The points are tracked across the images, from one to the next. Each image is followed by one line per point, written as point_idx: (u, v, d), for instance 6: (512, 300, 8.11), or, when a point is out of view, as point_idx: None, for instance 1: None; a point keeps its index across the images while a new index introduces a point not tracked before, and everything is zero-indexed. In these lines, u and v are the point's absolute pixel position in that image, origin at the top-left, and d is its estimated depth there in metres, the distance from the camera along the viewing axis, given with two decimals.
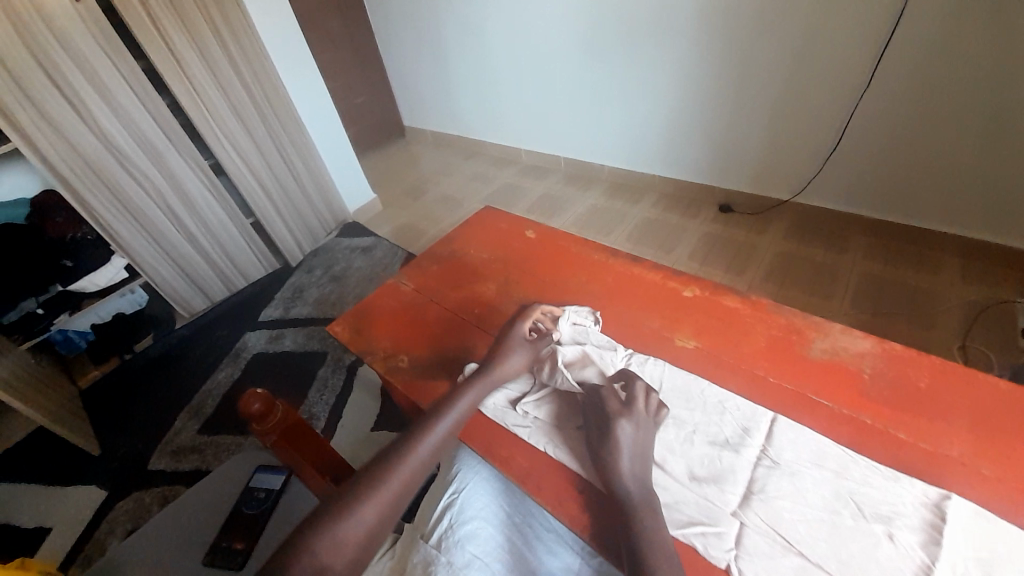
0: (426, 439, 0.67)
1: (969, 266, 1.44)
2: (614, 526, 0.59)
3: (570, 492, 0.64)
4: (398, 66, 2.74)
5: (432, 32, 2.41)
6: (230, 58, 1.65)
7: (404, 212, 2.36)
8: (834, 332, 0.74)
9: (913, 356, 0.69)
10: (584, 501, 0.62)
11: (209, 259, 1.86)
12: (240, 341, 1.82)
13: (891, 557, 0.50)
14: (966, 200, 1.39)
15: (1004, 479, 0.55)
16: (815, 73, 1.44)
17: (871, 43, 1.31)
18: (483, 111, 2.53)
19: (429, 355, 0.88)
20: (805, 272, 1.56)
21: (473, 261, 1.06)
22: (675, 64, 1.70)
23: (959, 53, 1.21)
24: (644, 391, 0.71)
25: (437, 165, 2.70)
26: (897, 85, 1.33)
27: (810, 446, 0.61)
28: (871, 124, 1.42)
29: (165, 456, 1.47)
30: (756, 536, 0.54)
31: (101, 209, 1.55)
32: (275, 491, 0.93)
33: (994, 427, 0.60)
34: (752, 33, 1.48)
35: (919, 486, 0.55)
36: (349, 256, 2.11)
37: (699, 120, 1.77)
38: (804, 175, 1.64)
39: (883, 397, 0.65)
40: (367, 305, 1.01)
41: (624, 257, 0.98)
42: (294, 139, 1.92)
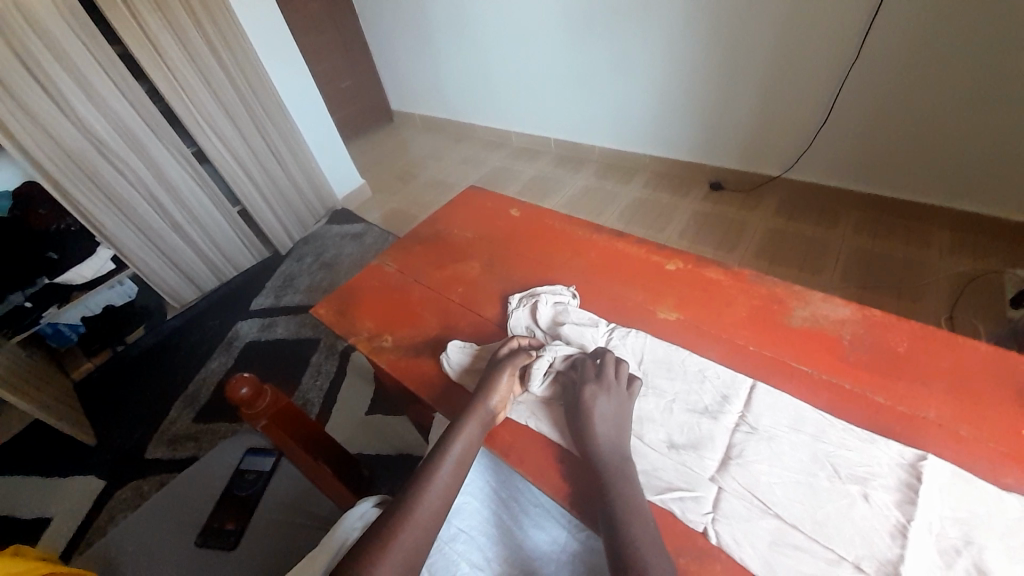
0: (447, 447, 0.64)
1: (958, 236, 1.44)
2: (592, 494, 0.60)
3: (553, 464, 0.65)
4: (383, 48, 2.68)
5: (417, 12, 2.35)
6: (209, 43, 1.60)
7: (394, 197, 2.34)
8: (814, 300, 0.74)
9: (893, 322, 0.69)
10: (565, 472, 0.64)
11: (197, 249, 1.84)
12: (232, 329, 1.82)
13: (866, 516, 0.51)
14: (956, 172, 1.38)
15: (980, 438, 0.56)
16: (804, 45, 1.41)
17: (860, 13, 1.28)
18: (472, 93, 2.49)
19: (413, 335, 0.87)
20: (796, 247, 1.56)
21: (457, 242, 1.05)
22: (665, 40, 1.66)
23: (948, 20, 1.18)
24: (617, 360, 0.69)
25: (427, 149, 2.67)
26: (886, 55, 1.30)
27: (789, 412, 0.61)
28: (860, 97, 1.40)
29: (161, 445, 1.47)
30: (733, 499, 0.54)
31: (84, 200, 1.52)
32: (265, 472, 0.94)
33: (971, 389, 0.60)
34: (742, 5, 1.45)
35: (895, 447, 0.56)
36: (339, 242, 2.09)
37: (689, 97, 1.74)
38: (795, 151, 1.63)
39: (862, 362, 0.65)
40: (351, 287, 1.01)
41: (609, 233, 0.97)
42: (279, 125, 1.88)
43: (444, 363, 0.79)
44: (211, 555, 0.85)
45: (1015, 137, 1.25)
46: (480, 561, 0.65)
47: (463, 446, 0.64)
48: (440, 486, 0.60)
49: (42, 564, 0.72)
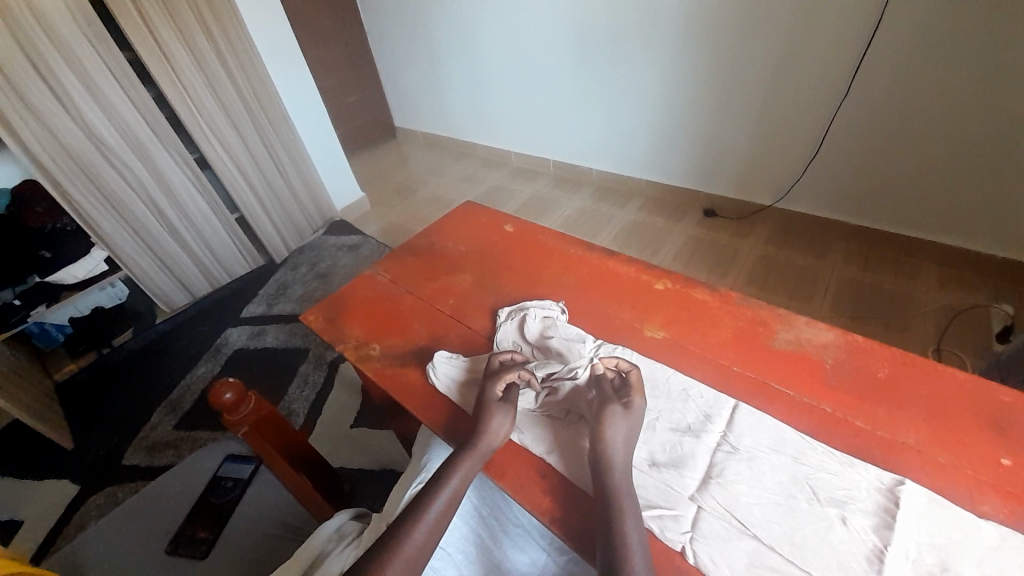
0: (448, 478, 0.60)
1: (944, 270, 1.47)
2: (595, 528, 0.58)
3: (555, 493, 0.63)
4: (389, 67, 2.75)
5: (424, 34, 2.42)
6: (219, 54, 1.65)
7: (392, 211, 2.36)
8: (798, 324, 0.75)
9: (874, 347, 0.70)
10: (567, 502, 0.61)
11: (193, 254, 1.84)
12: (222, 336, 1.80)
13: (844, 540, 0.50)
14: (942, 208, 1.42)
15: (958, 464, 0.56)
16: (796, 79, 1.46)
17: (849, 52, 1.34)
18: (474, 113, 2.55)
19: (401, 344, 0.87)
20: (787, 275, 1.58)
21: (450, 254, 1.06)
22: (662, 70, 1.72)
23: (933, 61, 1.24)
24: (628, 378, 0.67)
25: (427, 165, 2.71)
26: (875, 92, 1.35)
27: (770, 433, 0.61)
28: (850, 131, 1.45)
29: (140, 451, 1.44)
30: (712, 519, 0.54)
31: (83, 200, 1.53)
32: (243, 480, 0.92)
33: (950, 416, 0.61)
34: (736, 40, 1.50)
35: (874, 471, 0.56)
36: (335, 253, 2.10)
37: (685, 125, 1.79)
38: (786, 181, 1.67)
39: (844, 387, 0.66)
40: (342, 295, 1.01)
41: (600, 251, 0.99)
42: (283, 136, 1.91)
43: (430, 374, 0.79)
44: (181, 564, 0.82)
45: (996, 176, 1.29)
46: None
47: (465, 474, 0.62)
48: (437, 511, 0.57)
49: (7, 566, 0.70)
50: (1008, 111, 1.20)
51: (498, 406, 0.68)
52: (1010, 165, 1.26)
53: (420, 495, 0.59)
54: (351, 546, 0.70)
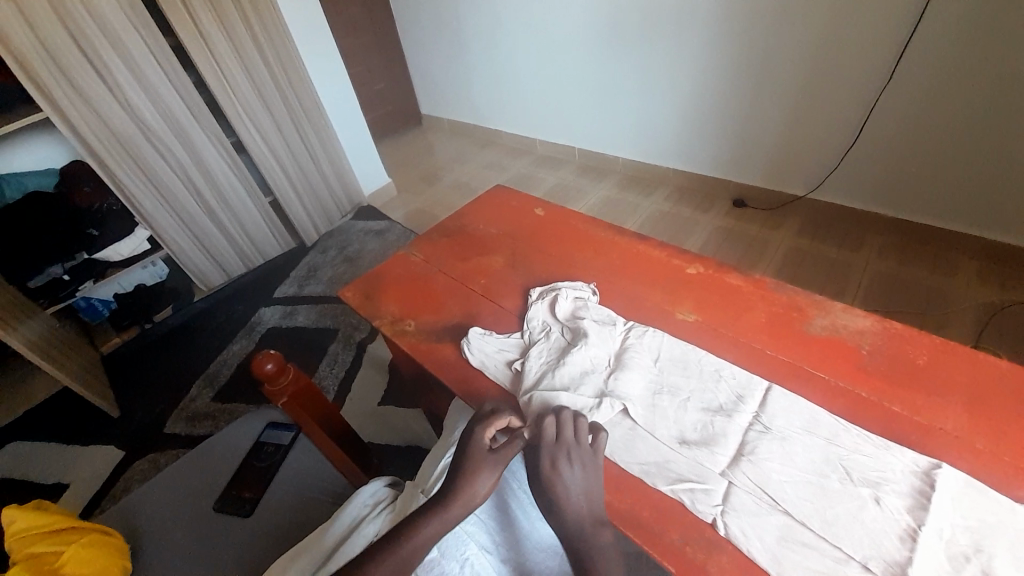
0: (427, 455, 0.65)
1: (987, 266, 1.41)
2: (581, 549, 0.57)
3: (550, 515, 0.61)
4: (418, 54, 2.77)
5: (452, 20, 2.43)
6: (254, 39, 1.69)
7: (418, 197, 2.39)
8: (834, 311, 0.75)
9: (913, 335, 0.69)
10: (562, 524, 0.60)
11: (228, 236, 1.91)
12: (255, 315, 1.87)
13: (876, 519, 0.51)
14: (991, 202, 1.35)
15: (997, 452, 0.56)
16: (836, 65, 1.41)
17: (892, 38, 1.29)
18: (499, 100, 2.55)
19: (436, 321, 0.90)
20: (817, 268, 1.55)
21: (482, 236, 1.08)
22: (695, 56, 1.68)
23: (984, 47, 1.18)
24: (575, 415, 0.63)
25: (453, 153, 2.73)
26: (918, 80, 1.30)
27: (804, 414, 0.62)
28: (891, 121, 1.40)
29: (180, 421, 1.52)
30: (743, 494, 0.55)
31: (127, 182, 1.60)
32: (283, 445, 0.97)
33: (992, 404, 0.60)
34: (772, 24, 1.46)
35: (909, 454, 0.56)
36: (362, 237, 2.15)
37: (715, 113, 1.76)
38: (821, 171, 1.62)
39: (880, 373, 0.65)
40: (378, 273, 1.04)
41: (631, 236, 0.99)
42: (314, 121, 1.95)
43: (465, 349, 0.81)
44: (226, 522, 0.88)
45: None
46: (487, 544, 0.65)
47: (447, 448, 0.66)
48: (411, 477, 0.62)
49: (62, 518, 0.76)
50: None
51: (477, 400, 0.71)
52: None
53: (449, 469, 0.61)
54: (386, 511, 0.74)
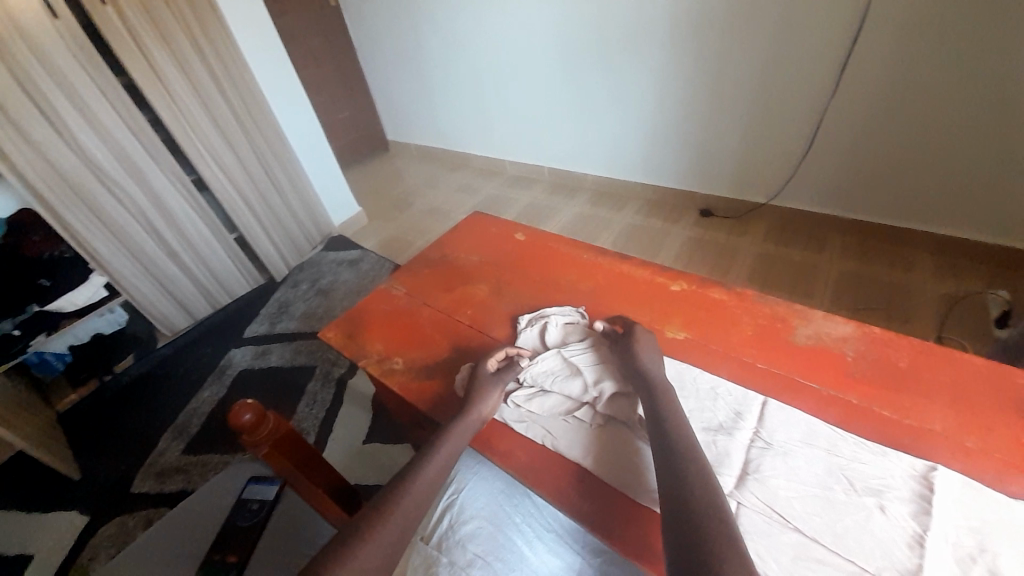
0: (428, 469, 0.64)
1: (940, 260, 1.50)
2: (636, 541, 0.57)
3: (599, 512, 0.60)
4: (381, 82, 2.78)
5: (413, 48, 2.45)
6: (213, 75, 1.65)
7: (390, 224, 2.36)
8: (815, 319, 0.77)
9: (891, 338, 0.72)
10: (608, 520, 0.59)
11: (192, 275, 1.83)
12: (225, 358, 1.78)
13: (884, 528, 0.52)
14: (937, 198, 1.45)
15: (985, 448, 0.58)
16: (786, 78, 1.50)
17: (835, 51, 1.38)
18: (465, 124, 2.57)
19: (424, 357, 0.88)
20: (787, 272, 1.61)
21: (463, 265, 1.07)
22: (654, 75, 1.75)
23: (917, 57, 1.28)
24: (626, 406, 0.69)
25: (422, 178, 2.72)
26: (862, 89, 1.40)
27: (801, 427, 0.62)
28: (841, 127, 1.49)
29: (149, 478, 1.42)
30: (753, 514, 0.55)
31: (81, 227, 1.51)
32: (269, 501, 0.91)
33: (972, 401, 0.62)
34: (724, 43, 1.55)
35: (905, 459, 0.57)
36: (335, 269, 2.09)
37: (677, 129, 1.83)
38: (780, 178, 1.70)
39: (866, 378, 0.67)
40: (359, 311, 1.01)
41: (612, 256, 1.00)
42: (279, 154, 1.92)
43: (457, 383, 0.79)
44: None
45: (985, 165, 1.33)
46: None
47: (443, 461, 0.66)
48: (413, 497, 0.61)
49: None
50: (992, 101, 1.24)
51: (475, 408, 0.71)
52: (997, 153, 1.30)
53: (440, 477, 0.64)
54: None
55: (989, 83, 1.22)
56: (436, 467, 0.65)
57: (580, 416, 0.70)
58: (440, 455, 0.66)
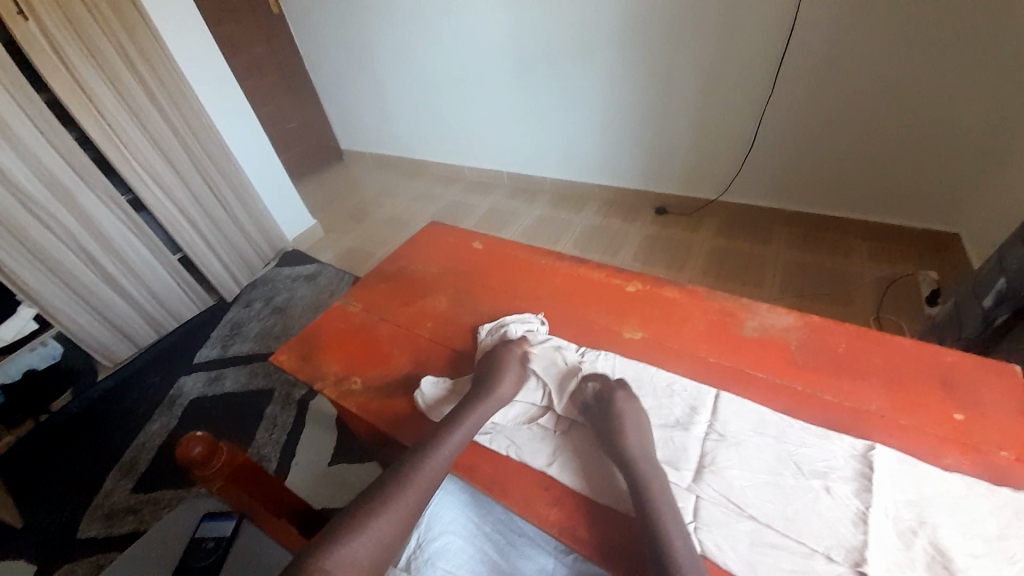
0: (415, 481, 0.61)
1: (873, 247, 1.61)
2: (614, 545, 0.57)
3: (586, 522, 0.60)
4: (330, 91, 2.70)
5: (363, 56, 2.40)
6: (147, 89, 1.56)
7: (348, 236, 2.30)
8: (761, 311, 0.81)
9: (829, 325, 0.76)
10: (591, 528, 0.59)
11: (134, 301, 1.72)
12: (175, 386, 1.68)
13: (830, 508, 0.54)
14: (868, 188, 1.56)
15: (916, 424, 0.62)
16: (727, 80, 1.57)
17: (769, 53, 1.46)
18: (420, 132, 2.54)
19: (384, 374, 0.85)
20: (738, 265, 1.68)
21: (421, 277, 1.05)
22: (604, 80, 1.79)
23: (844, 57, 1.37)
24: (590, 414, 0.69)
25: (379, 187, 2.66)
26: (797, 88, 1.48)
27: (752, 417, 0.65)
28: (780, 124, 1.57)
29: (96, 521, 1.31)
30: (711, 506, 0.56)
31: (3, 257, 1.39)
32: (225, 538, 0.86)
33: (903, 381, 0.67)
34: (669, 48, 1.60)
35: (847, 440, 0.61)
36: (291, 285, 2.02)
37: (629, 131, 1.88)
38: (727, 175, 1.78)
39: (809, 365, 0.71)
40: (313, 330, 0.97)
41: (568, 260, 1.01)
42: (224, 169, 1.83)
43: (419, 401, 0.77)
44: None
45: (908, 155, 1.44)
46: None
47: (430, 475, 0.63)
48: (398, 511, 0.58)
49: None
50: (913, 94, 1.34)
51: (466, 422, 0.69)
52: (919, 142, 1.41)
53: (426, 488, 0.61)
54: None
55: (910, 77, 1.32)
56: (437, 463, 0.64)
57: (545, 424, 0.71)
58: (442, 450, 0.65)
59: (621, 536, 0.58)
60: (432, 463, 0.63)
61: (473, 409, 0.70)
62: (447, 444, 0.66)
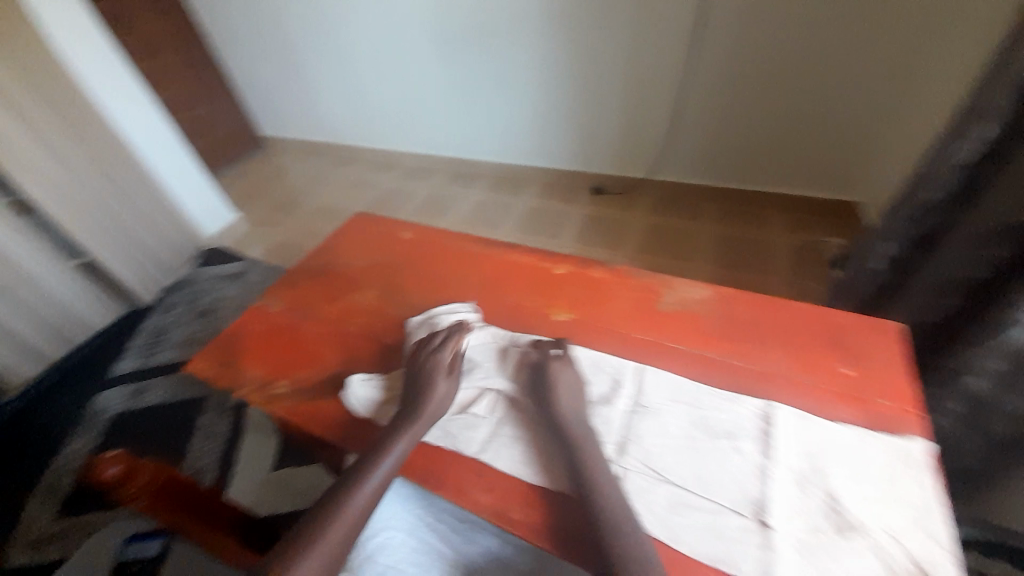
0: (355, 499, 0.59)
1: (788, 217, 1.74)
2: (558, 525, 0.59)
3: (526, 504, 0.61)
4: (247, 73, 2.50)
5: (281, 34, 2.24)
6: (20, 69, 1.37)
7: (277, 229, 2.16)
8: (679, 287, 0.85)
9: (738, 296, 0.82)
10: (526, 509, 0.61)
11: (26, 312, 1.53)
12: (93, 402, 1.52)
13: (736, 464, 0.59)
14: (786, 155, 1.67)
15: (810, 381, 0.69)
16: (651, 57, 1.62)
17: (688, 33, 1.52)
18: (349, 116, 2.41)
19: (311, 376, 0.82)
20: (670, 240, 1.76)
21: (349, 271, 1.02)
22: (535, 60, 1.79)
23: (758, 27, 1.45)
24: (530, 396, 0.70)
25: (308, 176, 2.51)
26: (719, 57, 1.54)
27: (670, 387, 0.69)
28: (705, 95, 1.64)
29: (19, 552, 1.17)
30: (633, 474, 0.60)
31: None
32: None
33: (800, 342, 0.74)
34: (596, 27, 1.62)
35: (751, 402, 0.66)
36: (217, 285, 1.88)
37: (562, 112, 1.89)
38: (657, 154, 1.84)
39: (721, 334, 0.76)
40: (232, 335, 0.92)
41: (499, 246, 1.01)
42: (126, 160, 1.66)
43: (347, 401, 0.76)
44: None
45: (817, 120, 1.56)
46: None
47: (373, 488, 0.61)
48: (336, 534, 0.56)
49: None
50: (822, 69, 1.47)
51: (412, 432, 0.67)
52: (826, 108, 1.53)
53: (370, 501, 0.59)
54: None
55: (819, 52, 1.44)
56: (376, 479, 0.61)
57: (477, 411, 0.71)
58: (380, 466, 0.62)
59: (554, 514, 0.60)
60: (371, 480, 0.61)
61: (419, 419, 0.68)
62: (391, 456, 0.64)
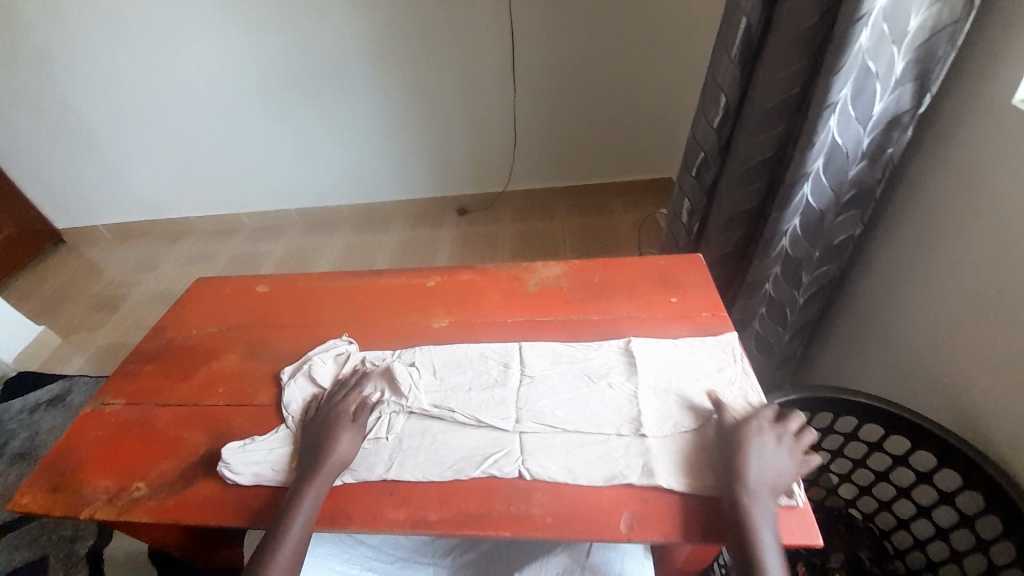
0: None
1: (622, 199, 2.02)
2: (478, 507, 0.61)
3: (442, 501, 0.62)
4: (17, 160, 2.08)
5: (59, 109, 1.94)
6: None
7: (103, 331, 1.82)
8: (538, 269, 0.94)
9: (587, 264, 0.93)
10: (444, 503, 0.62)
11: None
12: None
13: (613, 397, 0.68)
14: (607, 145, 1.93)
15: (655, 314, 0.81)
16: (474, 79, 1.78)
17: (500, 53, 1.72)
18: (169, 187, 2.15)
19: (177, 463, 0.72)
20: (536, 241, 1.90)
21: (201, 342, 0.91)
22: (367, 97, 1.84)
23: (554, 42, 1.69)
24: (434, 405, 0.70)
25: (131, 263, 2.16)
26: (531, 70, 1.75)
27: (549, 352, 0.76)
28: (529, 105, 1.83)
29: None
30: (530, 436, 0.65)
31: None
32: None
33: (640, 286, 0.87)
34: (418, 58, 1.74)
35: (615, 343, 0.76)
36: (29, 420, 1.50)
37: (406, 142, 1.94)
38: (503, 166, 2.00)
39: (580, 299, 0.86)
40: (59, 455, 0.76)
41: (365, 275, 1.00)
42: None
43: (226, 473, 0.68)
44: None
45: (620, 113, 1.85)
46: None
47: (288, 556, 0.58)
48: None
49: None
50: (616, 71, 1.75)
51: (317, 485, 0.62)
52: (624, 101, 1.82)
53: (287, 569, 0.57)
54: None
55: (610, 57, 1.72)
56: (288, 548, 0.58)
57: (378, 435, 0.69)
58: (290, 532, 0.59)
59: (471, 498, 0.62)
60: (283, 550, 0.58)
61: (322, 468, 0.64)
62: (300, 517, 0.60)
